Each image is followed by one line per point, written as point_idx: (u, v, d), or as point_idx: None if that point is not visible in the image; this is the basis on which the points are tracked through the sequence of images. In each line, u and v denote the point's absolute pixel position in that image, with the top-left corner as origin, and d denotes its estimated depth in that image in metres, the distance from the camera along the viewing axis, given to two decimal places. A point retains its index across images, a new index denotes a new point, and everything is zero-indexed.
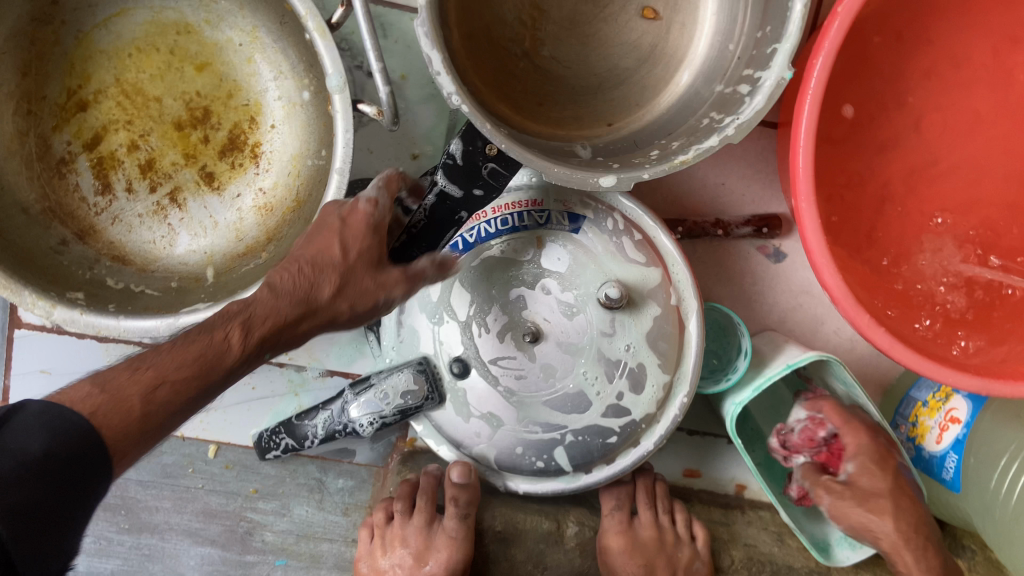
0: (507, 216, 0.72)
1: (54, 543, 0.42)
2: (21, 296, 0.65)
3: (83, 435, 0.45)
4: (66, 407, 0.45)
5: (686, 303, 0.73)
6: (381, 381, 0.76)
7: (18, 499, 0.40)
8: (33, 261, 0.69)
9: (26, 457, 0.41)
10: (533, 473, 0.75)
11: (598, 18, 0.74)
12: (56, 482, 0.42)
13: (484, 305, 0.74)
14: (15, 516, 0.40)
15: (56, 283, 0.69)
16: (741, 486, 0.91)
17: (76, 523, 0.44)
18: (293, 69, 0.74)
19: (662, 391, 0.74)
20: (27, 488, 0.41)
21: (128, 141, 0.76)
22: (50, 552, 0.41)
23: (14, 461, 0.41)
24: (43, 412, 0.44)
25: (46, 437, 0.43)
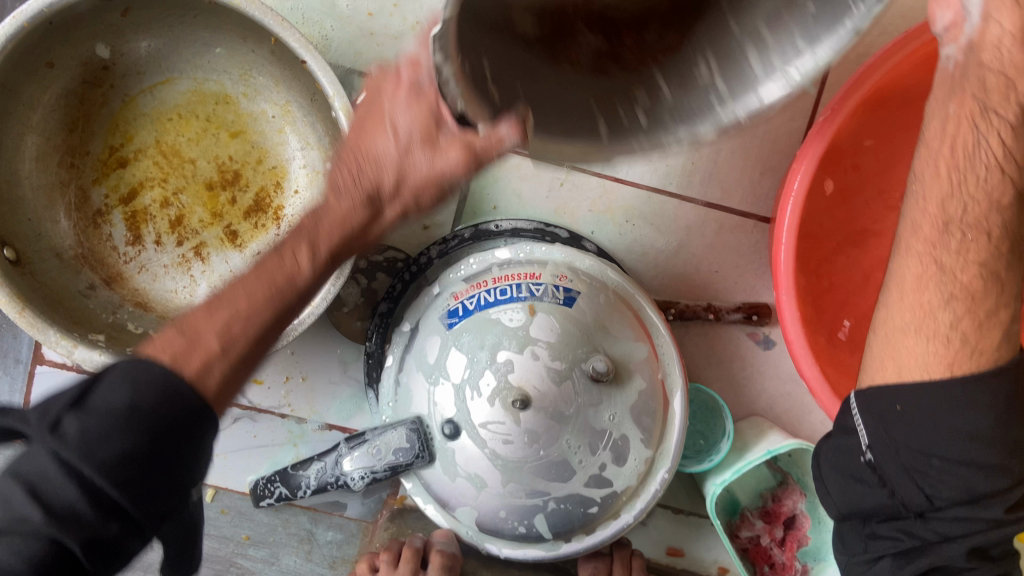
0: (506, 288, 0.78)
1: (172, 478, 0.44)
2: (46, 335, 0.68)
3: (164, 384, 0.45)
4: (151, 360, 0.46)
5: (670, 378, 0.79)
6: (375, 437, 0.80)
7: (116, 449, 0.42)
8: (63, 303, 0.74)
9: (111, 411, 0.43)
10: (515, 538, 0.78)
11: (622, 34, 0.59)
12: (155, 430, 0.43)
13: (476, 370, 0.75)
14: (119, 466, 0.42)
15: (81, 325, 0.74)
16: (722, 569, 0.91)
17: (188, 464, 0.45)
18: (319, 141, 0.80)
19: (644, 464, 0.77)
20: (120, 439, 0.42)
21: (160, 198, 0.82)
22: (168, 488, 0.44)
23: (102, 418, 0.43)
24: (128, 367, 0.45)
25: (129, 390, 0.44)
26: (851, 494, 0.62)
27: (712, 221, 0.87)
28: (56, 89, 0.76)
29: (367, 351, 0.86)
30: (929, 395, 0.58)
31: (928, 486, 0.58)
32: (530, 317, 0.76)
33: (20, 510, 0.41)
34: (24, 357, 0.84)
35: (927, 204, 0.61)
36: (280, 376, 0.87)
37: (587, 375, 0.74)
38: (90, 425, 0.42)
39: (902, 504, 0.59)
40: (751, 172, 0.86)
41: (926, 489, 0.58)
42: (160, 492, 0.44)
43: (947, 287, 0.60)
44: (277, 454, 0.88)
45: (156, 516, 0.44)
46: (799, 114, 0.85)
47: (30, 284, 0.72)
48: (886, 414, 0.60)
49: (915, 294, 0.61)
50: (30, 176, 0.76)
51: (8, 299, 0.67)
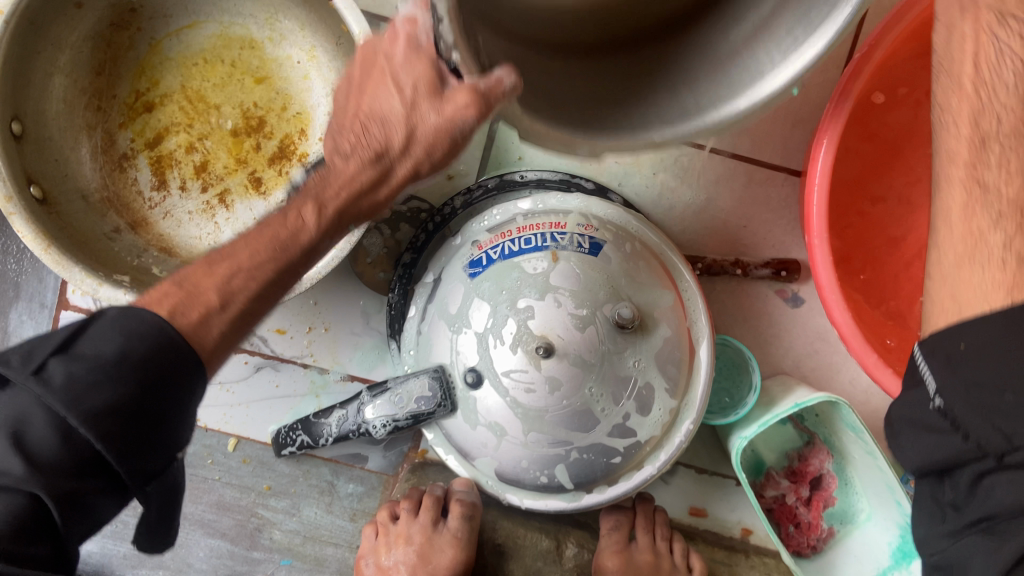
0: (531, 237, 0.77)
1: (158, 437, 0.46)
2: (71, 272, 0.69)
3: (157, 336, 0.46)
4: (145, 308, 0.48)
5: (696, 325, 0.78)
6: (397, 385, 0.79)
7: (100, 401, 0.44)
8: (88, 242, 0.75)
9: (98, 364, 0.45)
10: (536, 489, 0.77)
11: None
12: (144, 382, 0.45)
13: (499, 317, 0.74)
14: (104, 416, 0.44)
15: (106, 265, 0.74)
16: (747, 530, 0.90)
17: (172, 424, 0.47)
18: None
19: (668, 415, 0.76)
20: (105, 390, 0.44)
21: (186, 143, 0.82)
22: (151, 445, 0.46)
23: (87, 366, 0.44)
24: (121, 316, 0.47)
25: (121, 338, 0.46)
26: (931, 454, 0.46)
27: (741, 174, 0.86)
28: (83, 30, 0.76)
29: (390, 302, 0.86)
30: (986, 324, 0.45)
31: (1005, 424, 0.43)
32: (552, 265, 0.75)
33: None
34: (49, 302, 0.84)
35: (957, 109, 0.50)
36: (302, 326, 0.87)
37: (611, 325, 0.73)
38: (76, 371, 0.44)
39: (980, 447, 0.44)
40: (784, 123, 0.85)
41: (1004, 429, 0.43)
42: (146, 447, 0.46)
43: (959, 212, 0.49)
44: (299, 405, 0.88)
45: (142, 473, 0.47)
46: (833, 65, 0.83)
47: (55, 223, 0.72)
48: (949, 355, 0.46)
49: (962, 217, 0.49)
50: (58, 116, 0.76)
51: (33, 236, 0.67)
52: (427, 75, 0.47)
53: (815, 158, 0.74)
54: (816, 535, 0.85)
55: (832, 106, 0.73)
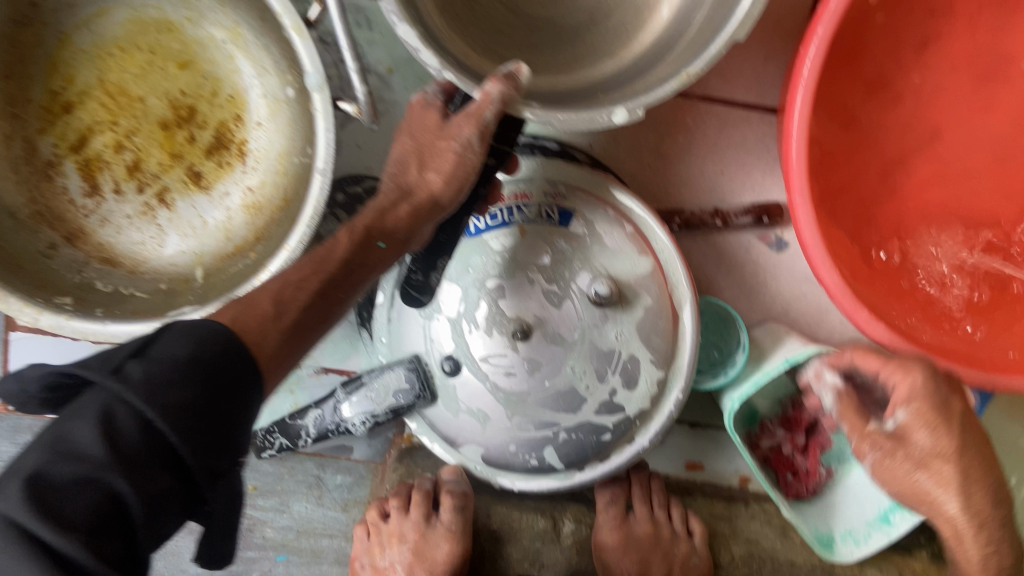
0: (496, 212, 0.72)
1: (229, 436, 0.45)
2: (9, 303, 0.64)
3: (223, 340, 0.48)
4: (210, 321, 0.49)
5: (677, 289, 0.74)
6: (372, 380, 0.76)
7: (178, 396, 0.43)
8: (21, 265, 0.69)
9: (173, 361, 0.45)
10: (527, 471, 0.75)
11: None
12: (213, 381, 0.45)
13: (472, 302, 0.71)
14: (183, 409, 0.43)
15: (45, 288, 0.69)
16: (745, 478, 0.88)
17: (239, 424, 0.46)
18: (276, 65, 0.72)
19: (656, 386, 0.73)
20: (182, 385, 0.43)
21: (113, 142, 0.75)
22: (225, 444, 0.45)
23: (165, 365, 0.44)
24: (189, 328, 0.48)
25: (191, 344, 0.46)
26: None
27: (712, 118, 0.80)
28: None
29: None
30: None
31: None
32: (519, 242, 0.72)
33: (80, 446, 0.40)
34: None
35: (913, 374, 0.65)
36: None
37: (588, 300, 0.70)
38: (154, 370, 0.44)
39: None
40: (755, 59, 0.79)
41: None
42: (220, 444, 0.44)
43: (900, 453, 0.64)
44: (274, 402, 0.84)
45: (213, 472, 0.44)
46: None
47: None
48: None
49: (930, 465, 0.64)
50: None
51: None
52: (436, 121, 0.60)
53: (793, 94, 0.64)
54: (814, 482, 0.83)
55: (808, 41, 0.62)
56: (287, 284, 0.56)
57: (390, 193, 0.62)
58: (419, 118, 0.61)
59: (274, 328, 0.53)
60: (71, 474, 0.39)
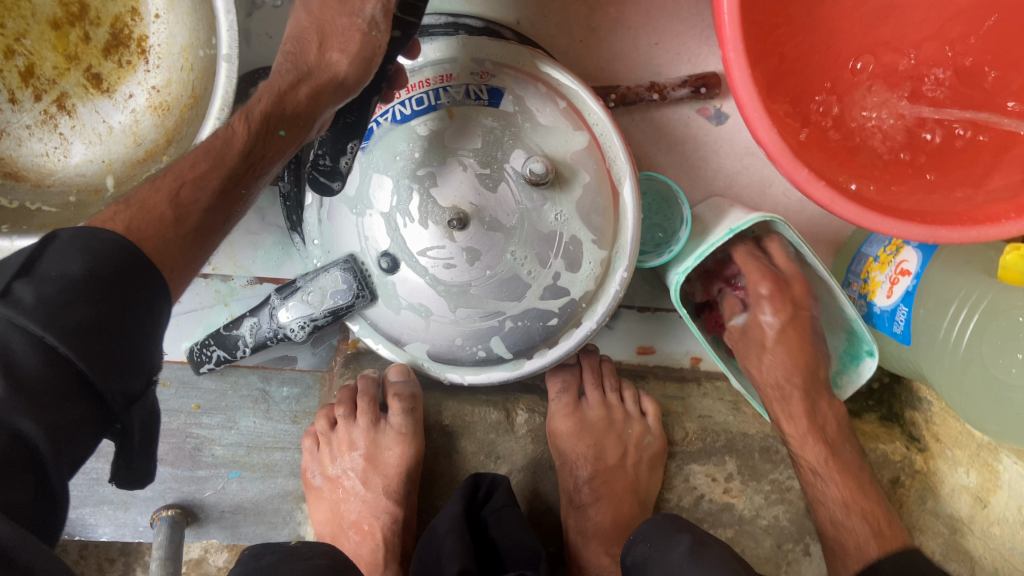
0: (422, 96, 0.69)
1: (134, 354, 0.43)
2: None
3: (121, 250, 0.44)
4: (100, 229, 0.45)
5: (616, 165, 0.70)
6: (308, 283, 0.73)
7: (76, 317, 0.40)
8: None
9: (68, 279, 0.41)
10: (475, 364, 0.74)
11: None
12: (114, 297, 0.43)
13: (403, 194, 0.69)
14: (83, 331, 0.41)
15: None
16: (695, 358, 0.90)
17: (146, 341, 0.44)
18: None
19: (600, 267, 0.71)
20: (83, 307, 0.41)
21: (2, 47, 0.68)
22: (130, 362, 0.43)
23: (58, 284, 0.41)
24: (78, 237, 0.44)
25: (85, 258, 0.43)
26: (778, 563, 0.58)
27: None
28: None
29: (282, 193, 0.77)
30: None
31: None
32: (450, 126, 0.69)
33: None
34: None
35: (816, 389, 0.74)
36: None
37: (524, 183, 0.68)
38: (47, 290, 0.40)
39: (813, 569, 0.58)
40: None
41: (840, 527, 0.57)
42: (128, 366, 0.43)
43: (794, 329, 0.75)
44: (209, 317, 0.81)
45: (125, 397, 0.43)
46: None
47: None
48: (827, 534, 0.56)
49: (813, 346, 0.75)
50: None
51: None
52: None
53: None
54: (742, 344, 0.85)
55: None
56: (181, 181, 0.52)
57: (288, 74, 0.58)
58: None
59: (177, 231, 0.49)
60: None
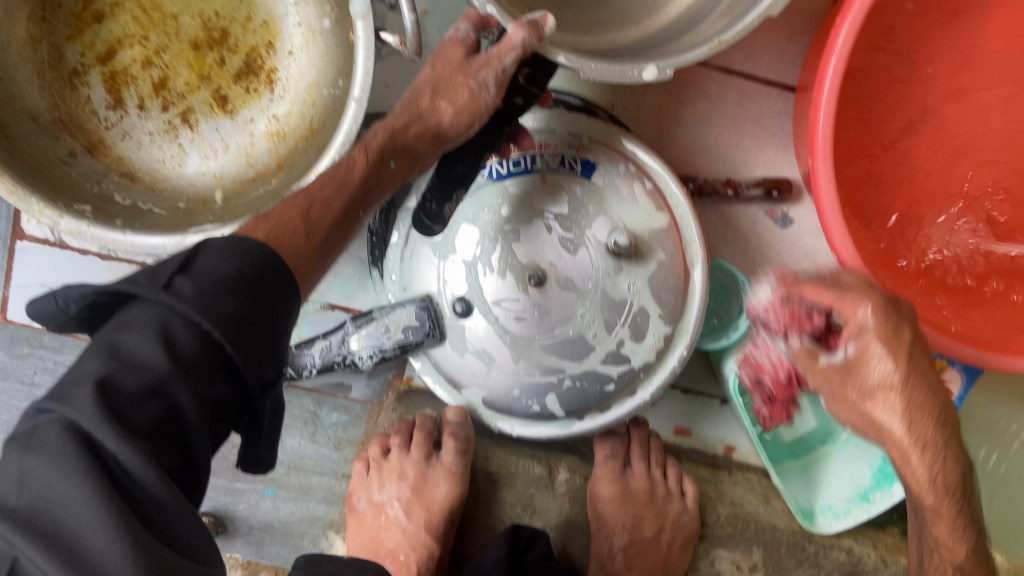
0: (519, 159, 0.74)
1: (272, 346, 0.47)
2: (28, 203, 0.65)
3: (263, 255, 0.48)
4: (246, 237, 0.49)
5: (691, 250, 0.76)
6: (383, 315, 0.76)
7: (229, 309, 0.44)
8: (41, 168, 0.69)
9: (221, 276, 0.45)
10: (527, 417, 0.76)
11: None
12: (259, 295, 0.46)
13: (488, 244, 0.72)
14: (234, 322, 0.44)
15: (65, 194, 0.69)
16: (729, 447, 0.90)
17: (281, 335, 0.48)
18: None
19: (662, 342, 0.75)
20: (233, 299, 0.45)
21: (141, 57, 0.75)
22: (268, 353, 0.46)
23: (214, 279, 0.45)
24: (226, 242, 0.48)
25: (235, 259, 0.46)
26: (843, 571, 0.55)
27: (733, 92, 0.83)
28: None
29: (370, 229, 0.81)
30: None
31: None
32: (541, 188, 0.73)
33: (144, 358, 0.41)
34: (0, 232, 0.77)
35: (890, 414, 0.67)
36: None
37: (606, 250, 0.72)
38: (204, 284, 0.44)
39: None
40: (778, 38, 0.81)
41: None
42: (266, 354, 0.46)
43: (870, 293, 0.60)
44: None
45: (261, 383, 0.46)
46: None
47: (3, 149, 0.66)
48: None
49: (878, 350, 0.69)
50: None
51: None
52: (461, 56, 0.62)
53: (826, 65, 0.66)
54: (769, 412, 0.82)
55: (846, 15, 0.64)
56: (312, 203, 0.56)
57: (401, 115, 0.62)
58: (451, 52, 0.62)
59: (307, 243, 0.54)
60: (139, 385, 0.40)
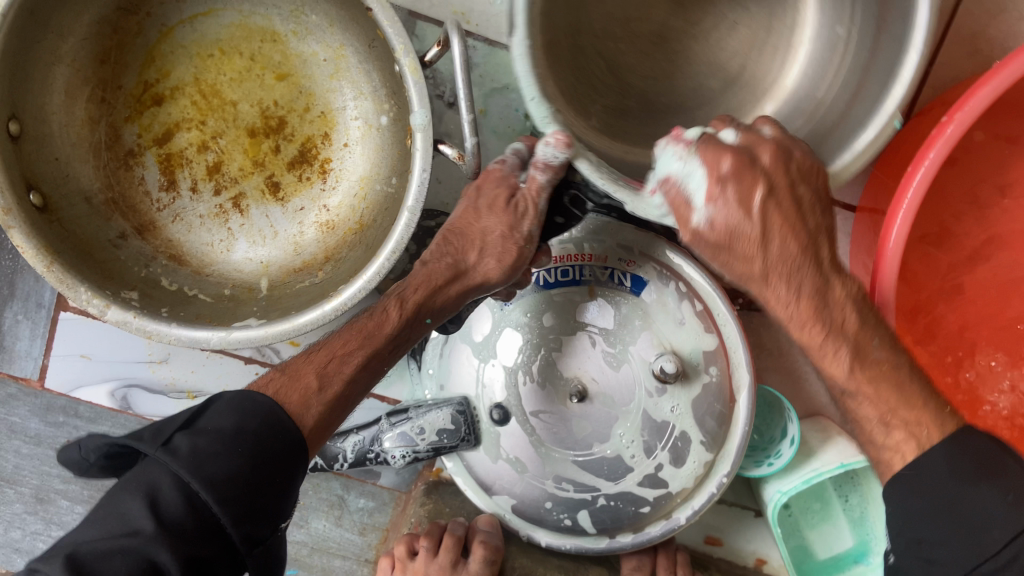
0: (568, 268, 0.72)
1: (267, 502, 0.50)
2: (76, 292, 0.61)
3: (266, 411, 0.52)
4: (256, 392, 0.54)
5: (737, 376, 0.71)
6: (418, 416, 0.75)
7: (219, 469, 0.48)
8: (91, 252, 0.68)
9: (219, 432, 0.50)
10: (557, 530, 0.75)
11: (688, 31, 0.67)
12: (253, 451, 0.50)
13: (534, 353, 0.72)
14: (221, 482, 0.47)
15: (112, 279, 0.67)
16: (760, 560, 0.88)
17: (279, 490, 0.50)
18: (374, 93, 0.73)
19: (702, 467, 0.72)
20: (225, 458, 0.48)
21: (198, 141, 0.75)
22: (261, 510, 0.49)
23: (211, 438, 0.49)
24: (235, 398, 0.53)
25: (236, 416, 0.51)
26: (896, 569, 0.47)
27: None
28: (89, 16, 0.68)
29: None
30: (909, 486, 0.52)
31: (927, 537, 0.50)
32: (588, 300, 0.72)
33: (132, 518, 0.45)
34: (46, 302, 0.78)
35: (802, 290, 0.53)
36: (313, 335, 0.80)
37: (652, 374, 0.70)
38: (199, 442, 0.49)
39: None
40: None
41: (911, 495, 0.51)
42: (258, 512, 0.49)
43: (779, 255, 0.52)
44: None
45: (251, 540, 0.49)
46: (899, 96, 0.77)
47: (57, 231, 0.65)
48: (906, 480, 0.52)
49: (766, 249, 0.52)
50: (58, 110, 0.69)
51: (34, 251, 0.60)
52: (504, 200, 0.61)
53: (900, 194, 0.59)
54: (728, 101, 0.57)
55: (929, 144, 0.58)
56: (330, 356, 0.57)
57: (445, 269, 0.62)
58: (490, 190, 0.62)
59: (318, 398, 0.55)
60: (120, 544, 0.45)
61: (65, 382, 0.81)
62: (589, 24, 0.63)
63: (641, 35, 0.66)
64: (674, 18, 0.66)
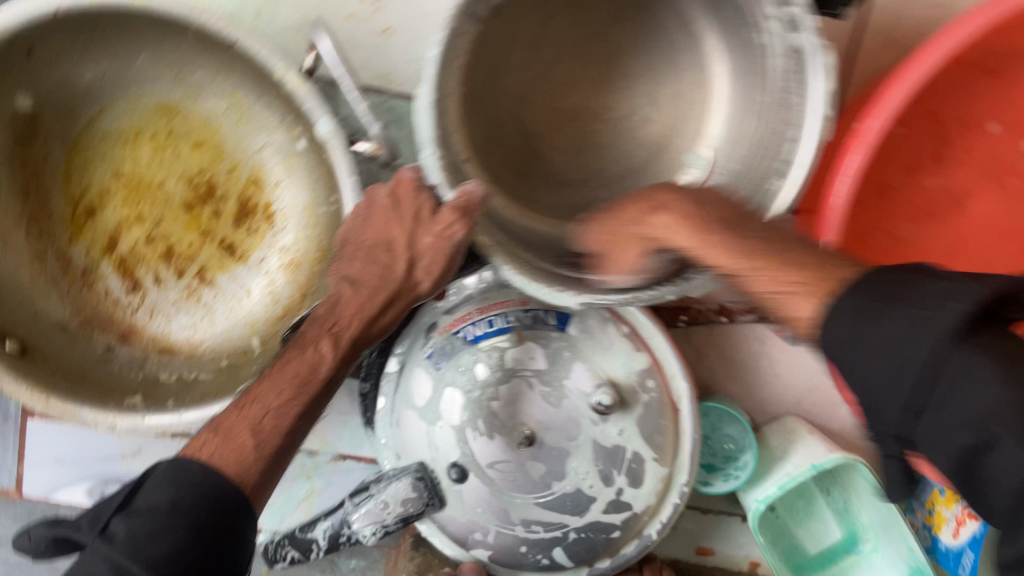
0: (492, 318, 0.73)
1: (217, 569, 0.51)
2: (81, 415, 0.66)
3: (202, 477, 0.54)
4: (189, 460, 0.55)
5: (675, 385, 0.76)
6: (380, 491, 0.74)
7: (159, 547, 0.50)
8: (84, 375, 0.71)
9: (156, 508, 0.52)
10: (539, 569, 0.76)
11: (601, 114, 0.79)
12: (193, 521, 0.51)
13: (477, 410, 0.72)
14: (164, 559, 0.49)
15: (113, 393, 0.71)
16: (754, 563, 0.89)
17: (227, 555, 0.52)
18: (282, 121, 0.73)
19: (662, 483, 0.74)
20: (164, 538, 0.50)
21: (143, 236, 0.76)
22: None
23: (149, 517, 0.51)
24: (171, 468, 0.54)
25: (171, 489, 0.53)
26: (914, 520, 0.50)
27: None
28: None
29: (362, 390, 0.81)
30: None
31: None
32: (518, 344, 0.72)
33: None
34: (12, 412, 0.79)
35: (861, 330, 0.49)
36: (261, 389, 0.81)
37: (591, 408, 0.71)
38: (135, 524, 0.51)
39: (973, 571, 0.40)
40: None
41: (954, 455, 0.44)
42: None
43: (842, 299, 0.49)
44: (291, 486, 0.85)
45: None
46: None
47: (45, 369, 0.68)
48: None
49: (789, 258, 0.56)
50: (0, 258, 0.70)
51: (29, 394, 0.64)
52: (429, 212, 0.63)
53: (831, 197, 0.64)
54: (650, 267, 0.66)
55: (853, 149, 0.63)
56: (267, 412, 0.59)
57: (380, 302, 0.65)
58: (410, 199, 0.64)
59: (256, 456, 0.57)
60: None
61: (42, 487, 0.81)
62: (507, 93, 0.75)
63: (556, 113, 0.78)
64: (591, 100, 0.78)
